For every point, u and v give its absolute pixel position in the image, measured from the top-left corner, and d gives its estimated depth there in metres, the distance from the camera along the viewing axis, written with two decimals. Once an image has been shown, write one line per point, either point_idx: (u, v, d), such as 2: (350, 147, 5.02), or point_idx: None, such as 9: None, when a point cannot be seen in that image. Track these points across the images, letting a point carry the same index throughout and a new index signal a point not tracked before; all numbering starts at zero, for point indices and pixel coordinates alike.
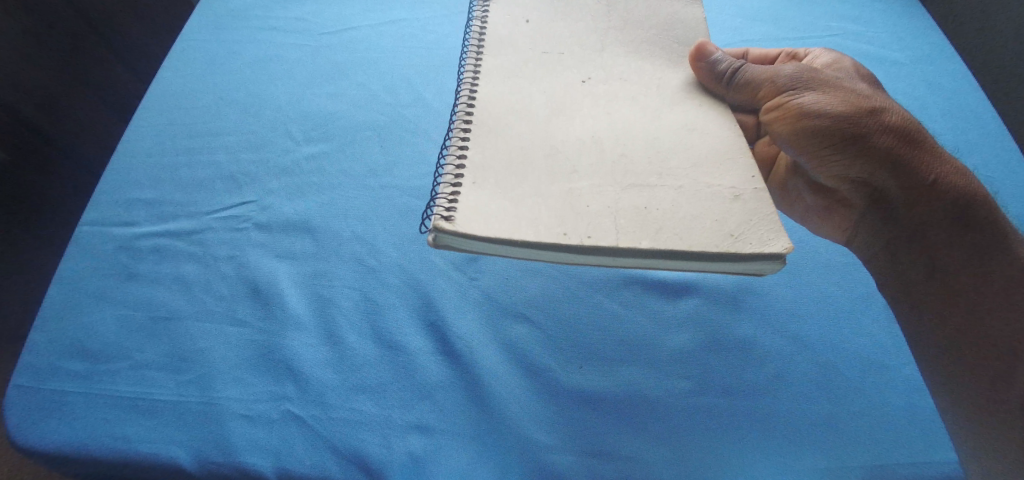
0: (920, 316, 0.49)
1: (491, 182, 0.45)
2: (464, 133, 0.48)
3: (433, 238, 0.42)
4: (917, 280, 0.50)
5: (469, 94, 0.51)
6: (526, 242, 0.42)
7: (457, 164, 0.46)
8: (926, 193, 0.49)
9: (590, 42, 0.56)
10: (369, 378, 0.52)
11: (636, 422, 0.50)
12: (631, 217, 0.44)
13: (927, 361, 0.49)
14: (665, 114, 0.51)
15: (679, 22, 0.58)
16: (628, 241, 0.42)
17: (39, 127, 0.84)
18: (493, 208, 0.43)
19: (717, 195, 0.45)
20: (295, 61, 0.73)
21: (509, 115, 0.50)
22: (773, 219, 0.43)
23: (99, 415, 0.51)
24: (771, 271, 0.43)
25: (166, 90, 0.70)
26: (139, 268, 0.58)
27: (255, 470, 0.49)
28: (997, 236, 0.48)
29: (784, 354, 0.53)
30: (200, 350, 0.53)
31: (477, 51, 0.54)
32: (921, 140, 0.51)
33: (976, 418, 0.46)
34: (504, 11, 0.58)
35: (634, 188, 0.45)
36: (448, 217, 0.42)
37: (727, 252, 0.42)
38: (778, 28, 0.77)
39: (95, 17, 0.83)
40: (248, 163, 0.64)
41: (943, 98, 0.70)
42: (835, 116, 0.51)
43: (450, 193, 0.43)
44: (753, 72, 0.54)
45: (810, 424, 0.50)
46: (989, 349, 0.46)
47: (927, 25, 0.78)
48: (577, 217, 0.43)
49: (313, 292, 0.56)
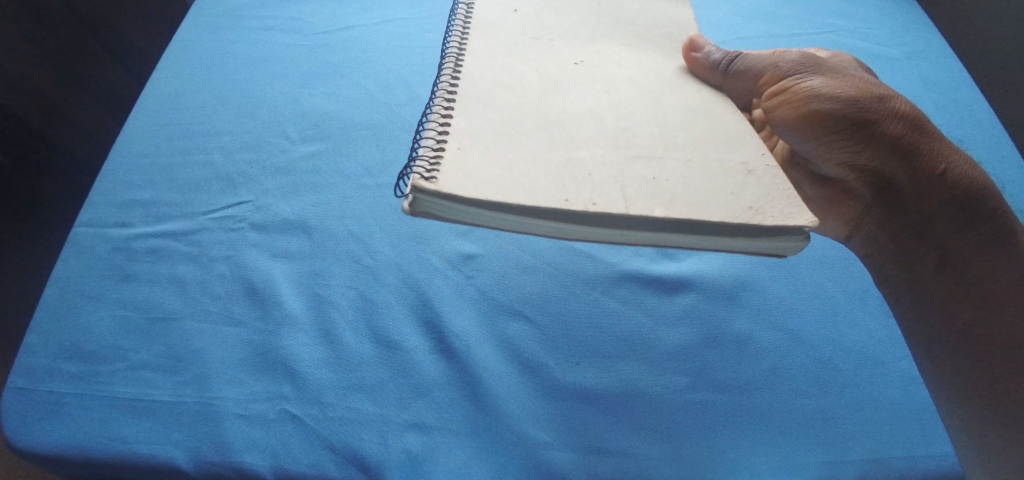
0: (920, 307, 0.50)
1: (478, 148, 0.44)
2: (448, 101, 0.47)
3: (410, 205, 0.41)
4: (925, 271, 0.50)
5: (455, 67, 0.50)
6: (522, 206, 0.41)
7: (440, 131, 0.45)
8: (933, 184, 0.49)
9: (582, 35, 0.56)
10: (367, 377, 0.52)
11: (635, 420, 0.50)
12: (639, 186, 0.43)
13: (926, 352, 0.49)
14: (666, 95, 0.51)
15: (668, 21, 0.59)
16: (640, 210, 0.42)
17: (40, 130, 0.85)
18: (484, 173, 0.42)
19: (730, 170, 0.45)
20: (292, 61, 0.73)
21: (500, 89, 0.49)
22: (786, 193, 0.43)
23: (96, 416, 0.50)
24: (793, 250, 0.43)
25: (161, 91, 0.70)
26: (136, 268, 0.58)
27: (254, 470, 0.49)
28: (1001, 229, 0.48)
29: (782, 349, 0.53)
30: (196, 351, 0.53)
31: (463, 32, 0.54)
32: (929, 130, 0.50)
33: (975, 406, 0.46)
34: (493, 4, 0.58)
35: (640, 159, 0.45)
36: (429, 177, 0.41)
37: (747, 224, 0.41)
38: (772, 26, 0.78)
39: (90, 19, 0.83)
40: (244, 162, 0.64)
41: (937, 94, 0.71)
42: (843, 100, 0.50)
43: (431, 156, 0.43)
44: (753, 60, 0.55)
45: (807, 417, 0.50)
46: (987, 339, 0.47)
47: (920, 23, 0.79)
48: (578, 185, 0.43)
49: (310, 292, 0.56)
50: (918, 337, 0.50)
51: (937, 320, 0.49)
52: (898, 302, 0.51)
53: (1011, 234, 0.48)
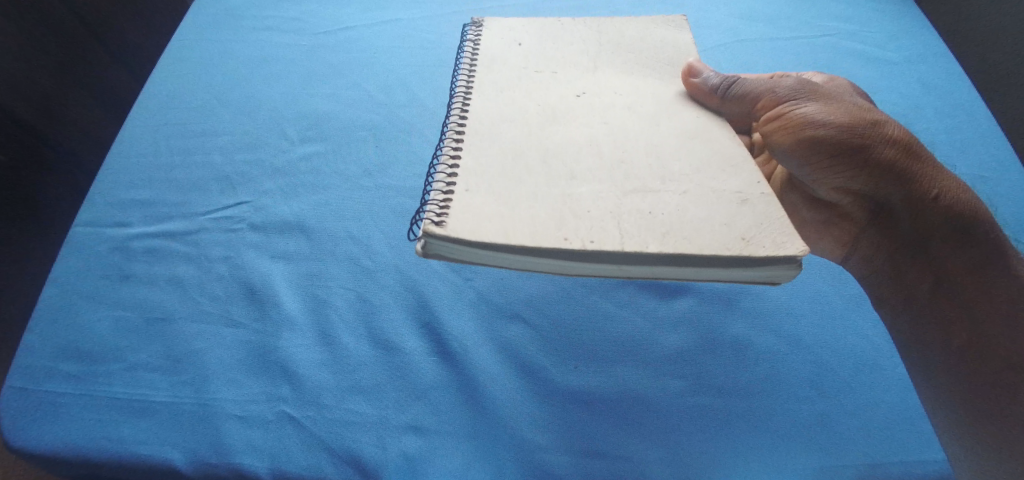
0: (916, 320, 0.50)
1: (484, 187, 0.45)
2: (458, 142, 0.48)
3: (422, 246, 0.43)
4: (920, 294, 0.50)
5: (462, 108, 0.51)
6: (524, 247, 0.41)
7: (450, 172, 0.46)
8: (930, 208, 0.48)
9: (582, 61, 0.56)
10: (365, 378, 0.52)
11: (632, 424, 0.50)
12: (636, 221, 0.43)
13: (919, 363, 0.50)
14: (664, 123, 0.51)
15: (668, 45, 0.58)
16: (634, 245, 0.41)
17: (40, 131, 0.82)
18: (486, 211, 0.43)
19: (725, 198, 0.44)
20: (291, 61, 0.73)
21: (501, 122, 0.50)
22: (781, 222, 0.42)
23: (93, 417, 0.50)
24: (785, 279, 0.43)
25: (160, 90, 0.70)
26: (133, 269, 0.58)
27: (251, 471, 0.49)
28: (997, 254, 0.48)
29: (781, 353, 0.53)
30: (195, 351, 0.53)
31: (471, 68, 0.55)
32: (922, 154, 0.49)
33: (971, 411, 0.47)
34: (497, 34, 0.59)
35: (636, 193, 0.45)
36: (439, 222, 0.42)
37: (738, 255, 0.41)
38: (773, 30, 0.77)
39: (93, 23, 0.85)
40: (243, 163, 0.64)
41: (936, 99, 0.71)
42: (838, 126, 0.49)
43: (441, 199, 0.44)
44: (750, 85, 0.53)
45: (801, 421, 0.50)
46: (987, 349, 0.47)
47: (920, 26, 0.79)
48: (576, 221, 0.43)
49: (308, 293, 0.56)
50: (911, 358, 0.50)
51: (932, 347, 0.49)
52: (895, 322, 0.52)
53: (1002, 255, 0.48)
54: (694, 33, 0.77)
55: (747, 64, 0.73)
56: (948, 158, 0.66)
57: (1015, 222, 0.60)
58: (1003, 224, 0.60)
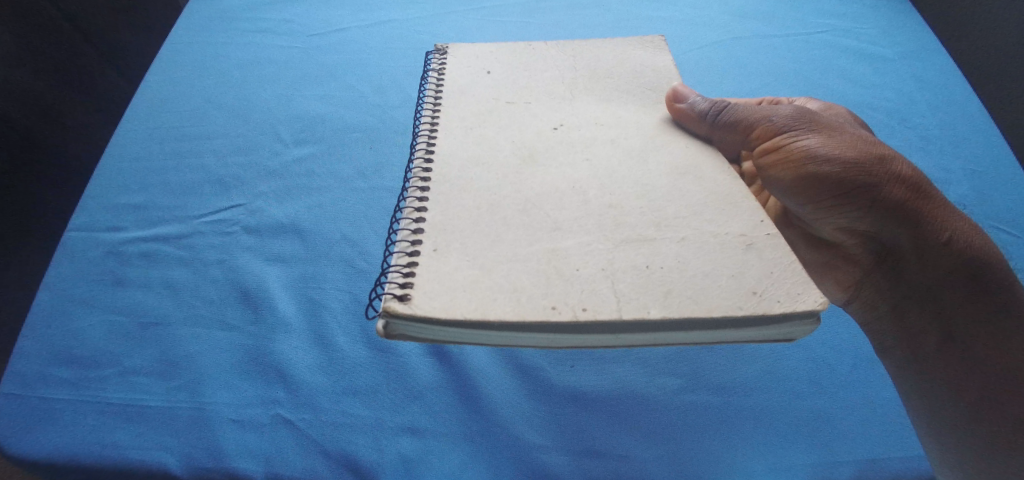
0: (924, 364, 0.49)
1: (457, 246, 0.44)
2: (422, 191, 0.47)
3: (384, 326, 0.41)
4: (927, 346, 0.49)
5: (427, 147, 0.51)
6: (505, 320, 0.40)
7: (413, 228, 0.45)
8: (938, 252, 0.48)
9: (559, 90, 0.56)
10: (360, 381, 0.52)
11: (626, 421, 0.50)
12: (633, 279, 0.42)
13: (937, 402, 0.48)
14: (649, 159, 0.50)
15: (648, 71, 0.57)
16: (635, 311, 0.41)
17: (42, 139, 0.81)
18: (459, 279, 0.42)
19: (730, 244, 0.44)
20: (284, 63, 0.73)
21: (475, 165, 0.49)
22: (794, 271, 0.42)
23: (87, 423, 0.50)
24: (800, 335, 0.42)
25: (152, 93, 0.70)
26: (127, 273, 0.57)
27: (244, 473, 0.49)
28: (1011, 299, 0.47)
29: (772, 353, 0.53)
30: (189, 355, 0.53)
31: (434, 101, 0.55)
32: (933, 192, 0.49)
33: (974, 447, 0.47)
34: (465, 63, 0.58)
35: (630, 243, 0.44)
36: (401, 296, 0.41)
37: (753, 314, 0.40)
38: (768, 28, 0.77)
39: (85, 28, 0.85)
40: (237, 166, 0.64)
41: (932, 95, 0.70)
42: (842, 162, 0.49)
43: (405, 264, 0.42)
44: (742, 112, 0.52)
45: (794, 424, 0.50)
46: (997, 397, 0.46)
47: (915, 22, 0.78)
48: (565, 285, 0.42)
49: (302, 295, 0.56)
50: (914, 387, 0.49)
51: (942, 393, 0.48)
52: (899, 362, 0.51)
53: (1016, 305, 0.47)
54: (689, 32, 0.76)
55: (742, 63, 0.73)
56: (944, 153, 0.65)
57: (1009, 218, 0.60)
58: (998, 219, 0.60)
